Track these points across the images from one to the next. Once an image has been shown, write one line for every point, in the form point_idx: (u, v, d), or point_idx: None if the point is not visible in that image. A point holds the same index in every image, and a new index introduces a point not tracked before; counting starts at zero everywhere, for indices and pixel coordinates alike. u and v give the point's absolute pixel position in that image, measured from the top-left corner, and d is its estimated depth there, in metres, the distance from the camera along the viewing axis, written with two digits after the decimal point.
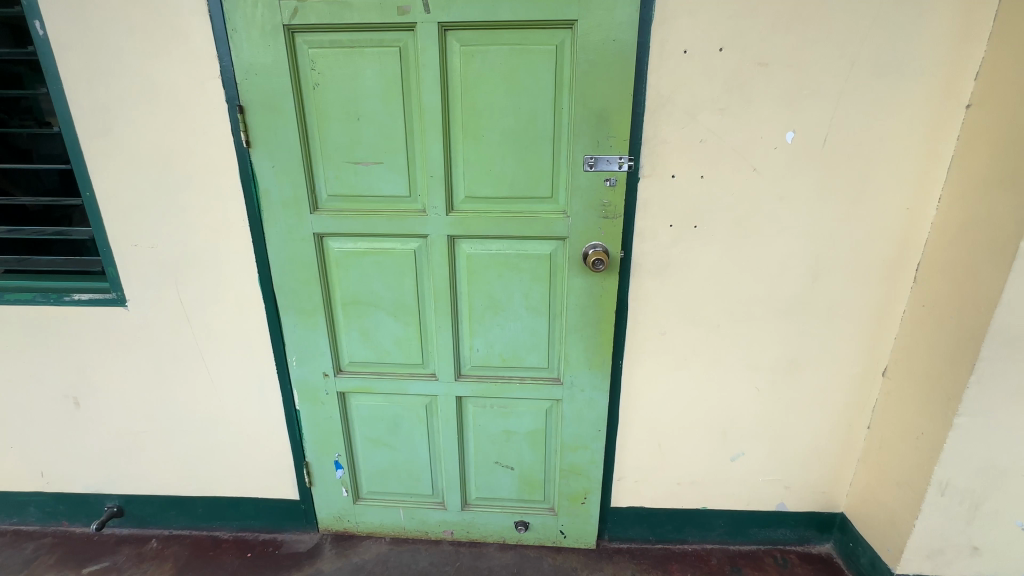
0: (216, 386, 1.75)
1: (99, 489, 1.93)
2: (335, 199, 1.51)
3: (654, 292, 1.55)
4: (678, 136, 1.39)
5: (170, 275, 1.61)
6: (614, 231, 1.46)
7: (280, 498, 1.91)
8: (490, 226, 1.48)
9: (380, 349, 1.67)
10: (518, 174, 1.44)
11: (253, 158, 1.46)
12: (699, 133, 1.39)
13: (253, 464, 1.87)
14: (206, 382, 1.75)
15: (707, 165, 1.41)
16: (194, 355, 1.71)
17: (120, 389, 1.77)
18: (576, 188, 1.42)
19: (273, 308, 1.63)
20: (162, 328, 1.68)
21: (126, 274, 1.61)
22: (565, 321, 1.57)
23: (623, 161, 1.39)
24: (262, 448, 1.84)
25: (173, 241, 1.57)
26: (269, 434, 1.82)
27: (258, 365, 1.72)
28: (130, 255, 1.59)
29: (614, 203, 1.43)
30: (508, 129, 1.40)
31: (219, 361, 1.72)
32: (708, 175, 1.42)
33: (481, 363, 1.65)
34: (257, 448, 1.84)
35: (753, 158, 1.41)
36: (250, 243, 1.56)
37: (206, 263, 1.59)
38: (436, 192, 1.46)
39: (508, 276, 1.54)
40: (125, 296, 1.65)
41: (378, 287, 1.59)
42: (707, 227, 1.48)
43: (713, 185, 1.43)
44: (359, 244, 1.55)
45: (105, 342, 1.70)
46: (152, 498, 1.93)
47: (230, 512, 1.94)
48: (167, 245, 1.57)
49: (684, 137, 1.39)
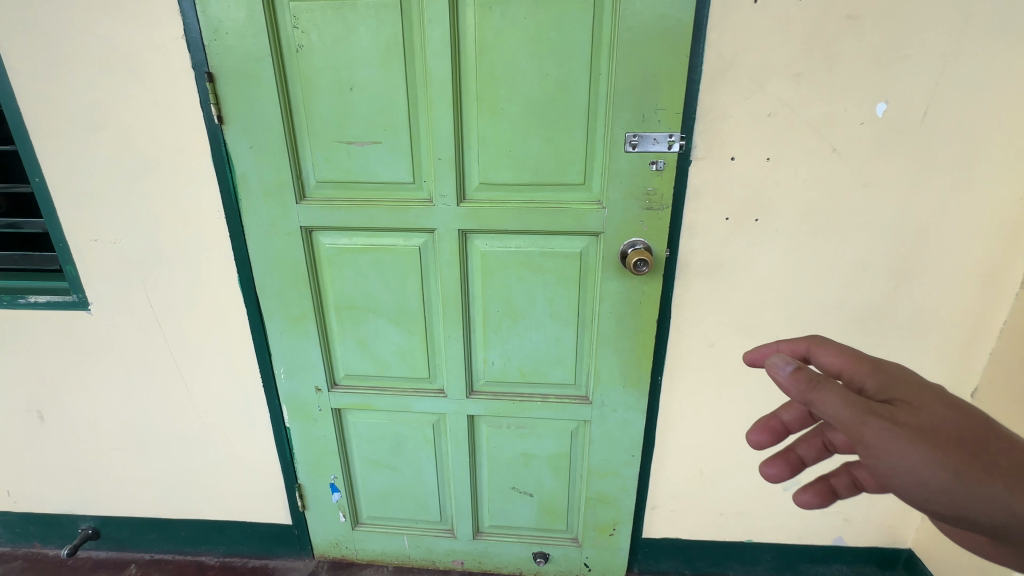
0: (194, 400, 1.54)
1: (71, 509, 1.74)
2: (325, 186, 1.27)
3: (703, 298, 1.30)
4: (742, 109, 1.13)
5: (136, 275, 1.39)
6: (659, 226, 1.21)
7: (270, 521, 1.71)
8: (509, 219, 1.24)
9: (380, 361, 1.44)
10: (543, 157, 1.19)
11: (227, 137, 1.23)
12: (764, 108, 1.13)
13: (239, 486, 1.66)
14: (182, 397, 1.54)
15: (774, 145, 1.16)
16: (170, 366, 1.50)
17: (88, 402, 1.56)
18: (614, 172, 1.17)
19: (255, 312, 1.41)
20: (131, 335, 1.47)
21: (87, 273, 1.40)
22: (596, 332, 1.33)
23: (674, 140, 1.13)
24: (249, 468, 1.63)
25: (139, 236, 1.35)
26: (256, 453, 1.60)
27: (241, 378, 1.50)
28: (89, 251, 1.37)
29: (661, 191, 1.18)
30: (533, 104, 1.15)
31: (196, 373, 1.50)
32: (776, 157, 1.17)
33: (498, 378, 1.42)
34: (243, 468, 1.63)
35: (832, 136, 1.15)
36: (228, 237, 1.33)
37: (176, 261, 1.37)
38: (445, 178, 1.21)
39: (529, 278, 1.30)
40: (87, 298, 1.44)
41: (377, 290, 1.36)
42: (769, 221, 1.22)
43: (780, 170, 1.18)
44: (355, 240, 1.32)
45: (69, 350, 1.50)
46: (130, 519, 1.74)
47: (216, 536, 1.75)
48: (130, 241, 1.35)
49: (748, 111, 1.13)
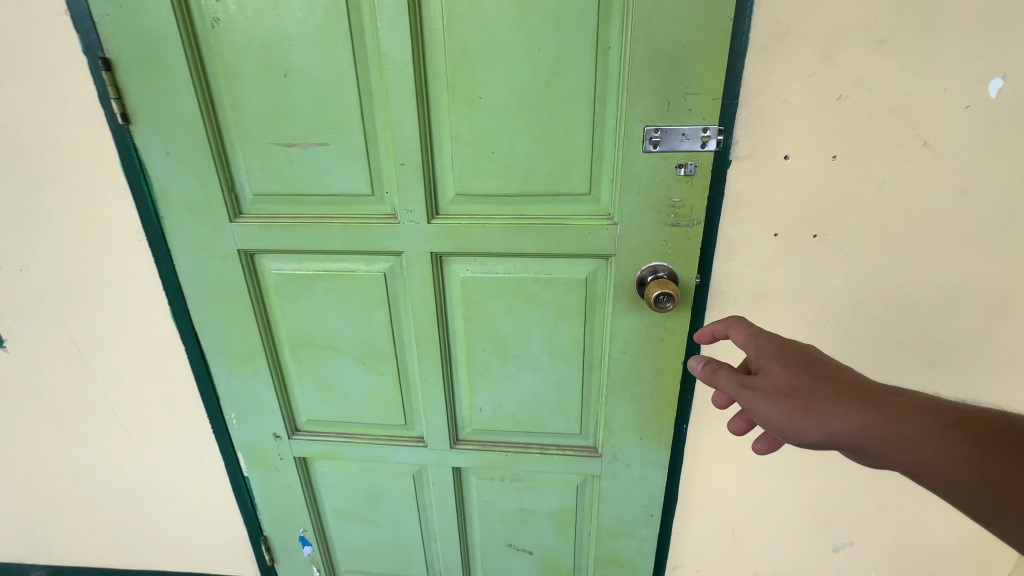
0: (137, 447, 1.32)
1: (19, 558, 1.55)
2: (264, 199, 1.02)
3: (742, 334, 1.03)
4: (801, 91, 0.85)
5: (53, 308, 1.16)
6: (688, 247, 0.93)
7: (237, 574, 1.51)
8: (494, 239, 0.97)
9: (346, 406, 1.20)
10: (536, 160, 0.91)
11: (137, 141, 0.98)
12: (832, 89, 0.84)
13: (199, 537, 1.46)
14: (123, 444, 1.32)
15: (843, 139, 0.87)
16: (103, 410, 1.28)
17: (20, 447, 1.36)
18: (629, 179, 0.89)
19: (194, 351, 1.17)
20: (56, 377, 1.25)
21: None
22: (606, 375, 1.07)
23: (710, 135, 0.85)
24: (207, 518, 1.42)
25: (49, 263, 1.11)
26: (213, 504, 1.39)
27: (187, 424, 1.27)
28: None
29: (691, 203, 0.89)
30: (522, 90, 0.87)
31: (135, 418, 1.28)
32: (844, 155, 0.88)
33: (487, 426, 1.18)
34: (200, 519, 1.42)
35: (923, 125, 0.85)
36: (153, 263, 1.09)
37: (96, 292, 1.13)
38: (411, 189, 0.95)
39: (522, 310, 1.04)
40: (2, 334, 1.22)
41: (337, 324, 1.11)
42: (832, 237, 0.94)
43: (849, 172, 0.89)
44: (306, 265, 1.07)
45: None
46: (84, 569, 1.56)
47: None
48: (40, 268, 1.12)
49: (810, 93, 0.85)
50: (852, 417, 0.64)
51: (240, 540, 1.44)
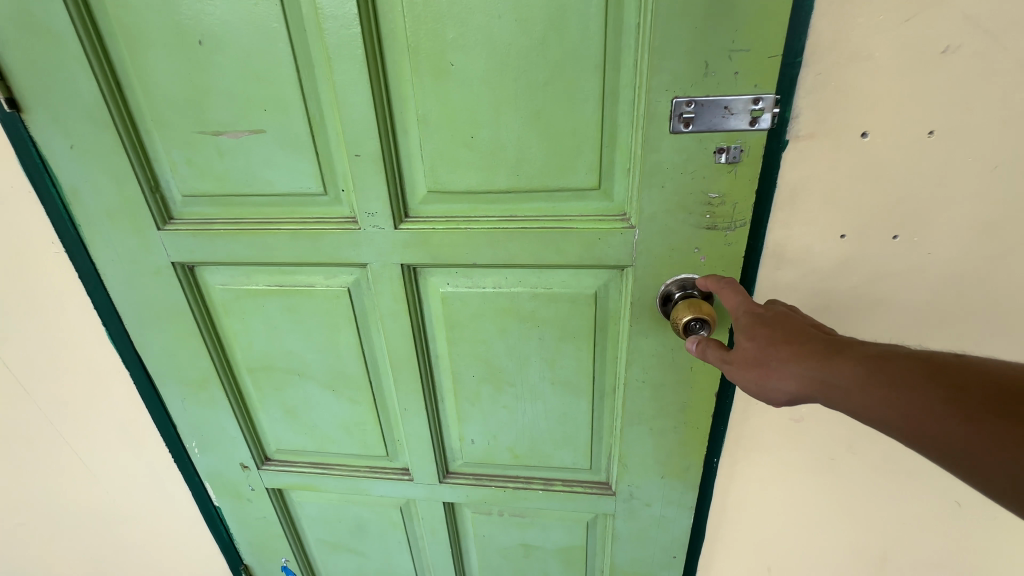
0: (91, 480, 1.18)
1: None
2: (197, 202, 0.83)
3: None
4: (888, 44, 0.62)
5: None
6: (728, 256, 0.72)
7: None
8: (478, 248, 0.77)
9: (319, 435, 1.04)
10: (527, 146, 0.70)
11: (35, 133, 0.79)
12: (932, 39, 0.61)
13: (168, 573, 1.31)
14: (78, 475, 1.18)
15: (944, 108, 0.64)
16: (51, 441, 1.13)
17: None
18: (651, 169, 0.67)
19: (140, 377, 1.01)
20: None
21: None
22: (621, 407, 0.88)
23: (764, 109, 0.62)
24: (176, 553, 1.27)
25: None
26: (183, 538, 1.25)
27: (143, 455, 1.12)
28: None
29: (733, 199, 0.68)
30: (506, 51, 0.64)
31: (86, 448, 1.13)
32: (944, 129, 0.65)
33: (481, 459, 1.01)
34: (170, 553, 1.28)
35: None
36: (78, 280, 0.91)
37: (21, 312, 0.97)
38: (370, 187, 0.75)
39: (517, 331, 0.85)
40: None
41: (299, 347, 0.94)
42: (919, 238, 0.72)
43: (950, 152, 0.66)
44: (256, 278, 0.88)
45: None
46: None
47: None
48: None
49: (902, 46, 0.62)
50: (810, 378, 0.54)
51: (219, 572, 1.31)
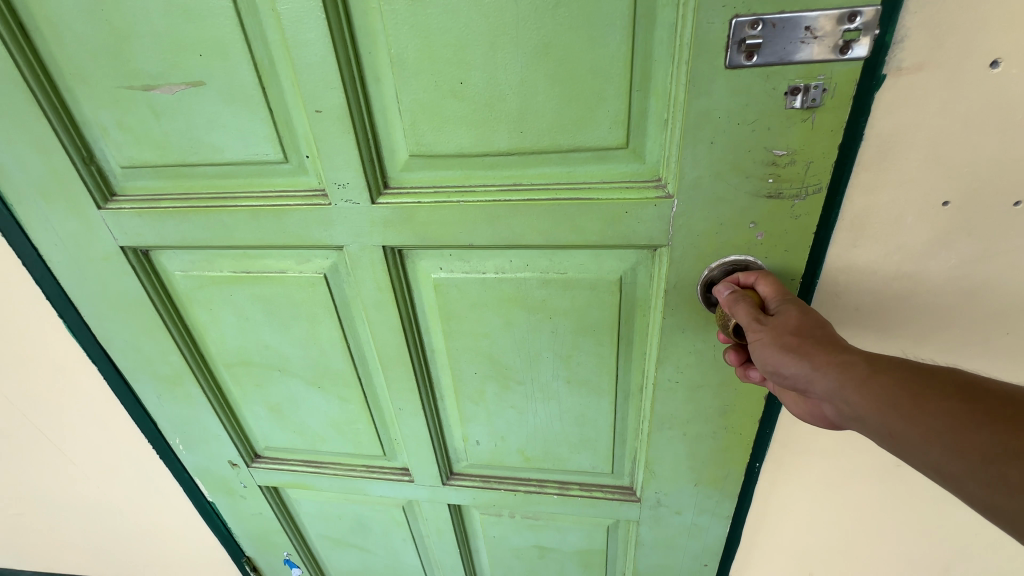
0: (80, 474, 1.11)
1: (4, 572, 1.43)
2: (140, 174, 0.69)
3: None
4: None
5: None
6: (793, 232, 0.56)
7: None
8: (474, 225, 0.62)
9: (308, 433, 0.94)
10: (533, 90, 0.54)
11: None
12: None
13: (172, 561, 1.27)
14: (63, 471, 1.12)
15: None
16: (29, 437, 1.06)
17: None
18: (697, 119, 0.51)
19: (108, 372, 0.90)
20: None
21: None
22: (649, 409, 0.75)
23: (862, 30, 0.44)
24: (177, 545, 1.22)
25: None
26: (181, 532, 1.19)
27: (127, 450, 1.04)
28: None
29: (807, 158, 0.51)
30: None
31: (68, 443, 1.05)
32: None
33: (488, 460, 0.89)
34: (171, 544, 1.22)
35: None
36: (23, 266, 0.79)
37: None
38: (339, 152, 0.60)
39: (525, 324, 0.71)
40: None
41: (276, 340, 0.82)
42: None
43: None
44: (220, 263, 0.75)
45: None
46: None
47: None
48: None
49: None
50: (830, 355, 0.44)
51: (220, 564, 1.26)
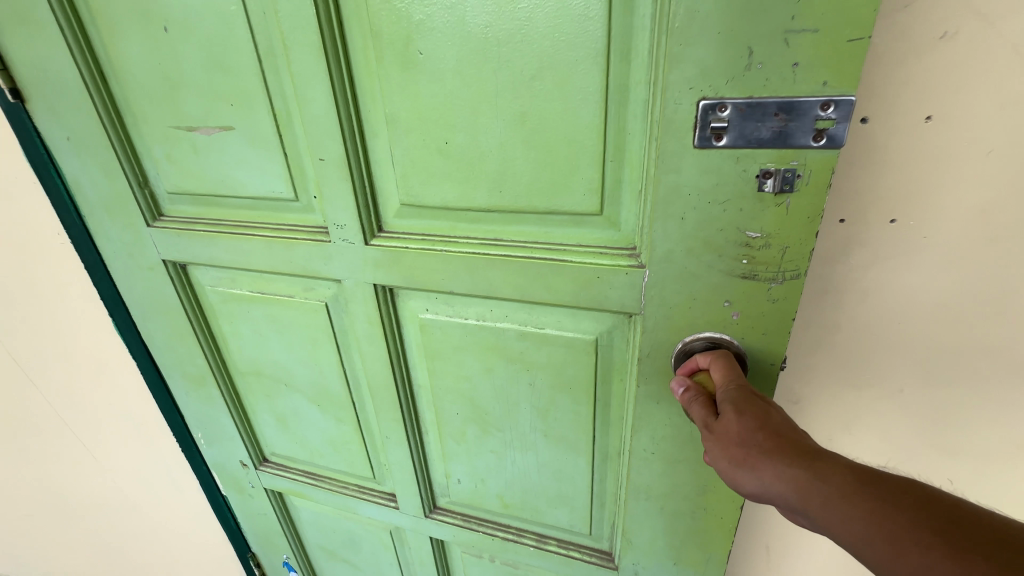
0: (105, 465, 1.20)
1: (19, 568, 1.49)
2: (182, 200, 0.78)
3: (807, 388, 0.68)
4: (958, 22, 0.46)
5: None
6: (770, 315, 0.53)
7: None
8: (455, 274, 0.64)
9: (308, 446, 0.99)
10: (511, 154, 0.55)
11: (39, 124, 0.78)
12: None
13: (181, 555, 1.33)
14: (91, 464, 1.20)
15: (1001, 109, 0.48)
16: (65, 428, 1.16)
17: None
18: (666, 193, 0.50)
19: (146, 367, 1.01)
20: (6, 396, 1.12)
21: None
22: (625, 475, 0.72)
23: (837, 120, 0.42)
24: (188, 538, 1.29)
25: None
26: (194, 525, 1.26)
27: (151, 443, 1.13)
28: None
29: (784, 241, 0.48)
30: (479, 31, 0.50)
31: (98, 435, 1.15)
32: (946, 109, 0.49)
33: (468, 500, 0.90)
34: (182, 537, 1.30)
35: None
36: (83, 271, 0.90)
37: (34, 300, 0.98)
38: (338, 197, 0.65)
39: (503, 372, 0.72)
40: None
41: (284, 356, 0.88)
42: (930, 239, 0.54)
43: (962, 129, 0.49)
44: (241, 282, 0.83)
45: None
46: None
47: None
48: None
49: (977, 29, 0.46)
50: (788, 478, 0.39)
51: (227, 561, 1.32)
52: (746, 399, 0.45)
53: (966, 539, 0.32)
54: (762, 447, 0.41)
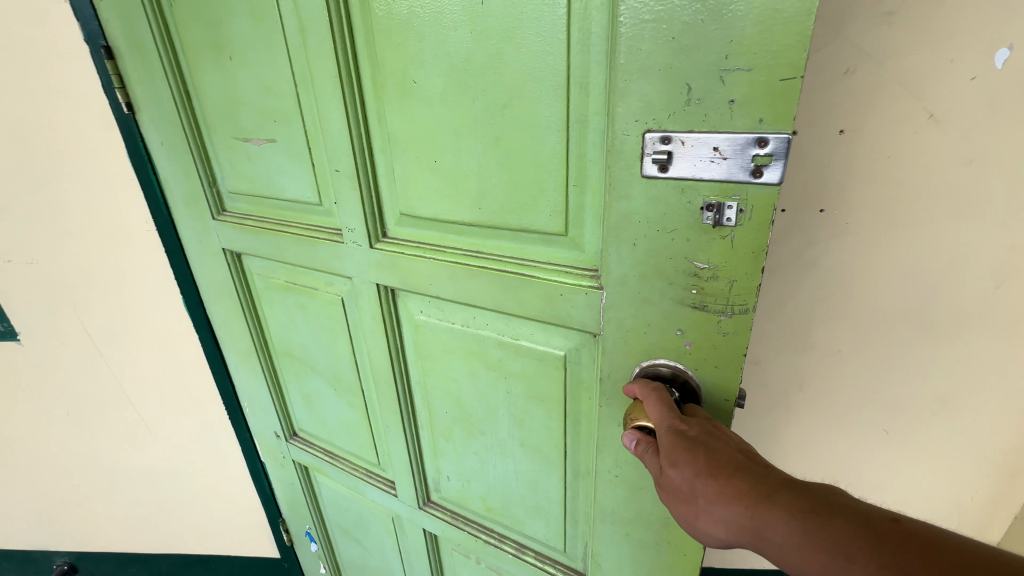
0: (157, 431, 1.34)
1: (46, 545, 1.57)
2: (238, 199, 0.93)
3: (761, 343, 0.93)
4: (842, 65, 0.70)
5: (76, 297, 1.16)
6: (722, 348, 0.52)
7: (257, 553, 1.51)
8: (441, 280, 0.70)
9: (327, 426, 1.09)
10: (486, 174, 0.60)
11: (142, 131, 0.94)
12: (835, 22, 0.68)
13: (218, 518, 1.46)
14: (147, 431, 1.34)
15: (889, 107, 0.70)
16: (126, 398, 1.30)
17: (50, 434, 1.38)
18: (618, 219, 0.52)
19: (206, 341, 1.16)
20: (74, 367, 1.27)
21: (11, 300, 1.20)
22: (593, 495, 0.72)
23: (773, 156, 0.42)
24: (227, 500, 1.43)
25: (58, 258, 1.11)
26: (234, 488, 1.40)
27: (205, 410, 1.28)
28: (11, 273, 1.16)
29: (732, 273, 0.48)
30: (461, 63, 0.56)
31: (157, 403, 1.29)
32: (853, 126, 0.73)
33: (455, 498, 0.94)
34: (221, 501, 1.43)
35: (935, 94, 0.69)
36: (165, 254, 1.07)
37: (115, 280, 1.13)
38: (348, 204, 0.74)
39: (484, 377, 0.76)
40: (14, 327, 1.24)
41: (309, 341, 0.99)
42: (849, 223, 0.79)
43: (866, 143, 0.74)
44: (280, 272, 0.95)
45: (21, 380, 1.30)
46: (107, 555, 1.57)
47: (205, 565, 1.55)
48: (57, 262, 1.12)
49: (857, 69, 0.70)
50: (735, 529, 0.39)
51: (259, 528, 1.45)
52: (681, 444, 0.45)
53: (910, 568, 0.31)
54: (705, 494, 0.42)
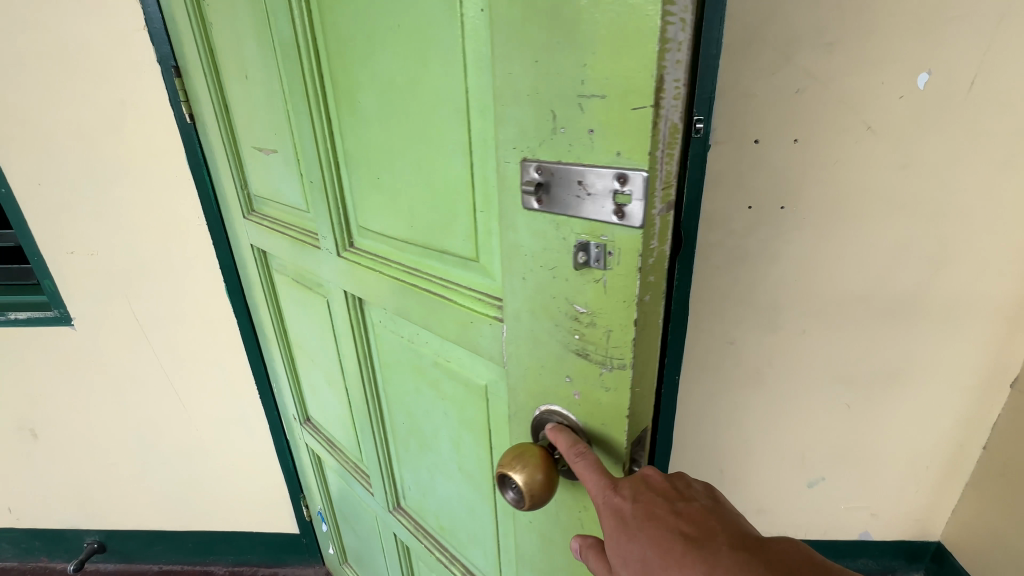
0: (190, 417, 1.37)
1: (80, 524, 1.54)
2: (259, 201, 1.02)
3: (739, 331, 1.04)
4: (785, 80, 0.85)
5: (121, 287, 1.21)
6: (604, 405, 0.46)
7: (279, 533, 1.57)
8: (385, 293, 0.72)
9: (326, 418, 1.16)
10: (415, 194, 0.60)
11: (200, 136, 1.03)
12: (776, 65, 0.84)
13: (241, 501, 1.51)
14: (184, 418, 1.37)
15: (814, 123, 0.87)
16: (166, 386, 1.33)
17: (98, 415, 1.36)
18: (508, 251, 0.49)
19: (248, 328, 1.23)
20: (120, 355, 1.29)
21: (68, 290, 1.22)
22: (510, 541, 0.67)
23: (633, 196, 0.37)
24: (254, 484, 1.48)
25: (112, 249, 1.17)
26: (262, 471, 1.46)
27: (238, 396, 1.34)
28: (67, 264, 1.19)
29: (606, 319, 0.43)
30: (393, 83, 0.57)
31: (194, 389, 1.33)
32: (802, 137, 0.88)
33: (416, 509, 0.95)
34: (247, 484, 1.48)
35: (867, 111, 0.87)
36: (212, 247, 1.15)
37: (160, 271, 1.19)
38: (321, 214, 0.79)
39: (427, 395, 0.75)
40: (70, 313, 1.24)
41: (310, 337, 1.06)
42: (799, 215, 0.94)
43: (811, 156, 0.89)
44: (288, 271, 1.02)
45: (71, 366, 1.30)
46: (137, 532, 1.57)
47: (223, 546, 1.60)
48: (109, 254, 1.17)
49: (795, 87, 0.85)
50: None
51: (276, 510, 1.52)
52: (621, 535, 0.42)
53: None
54: None
